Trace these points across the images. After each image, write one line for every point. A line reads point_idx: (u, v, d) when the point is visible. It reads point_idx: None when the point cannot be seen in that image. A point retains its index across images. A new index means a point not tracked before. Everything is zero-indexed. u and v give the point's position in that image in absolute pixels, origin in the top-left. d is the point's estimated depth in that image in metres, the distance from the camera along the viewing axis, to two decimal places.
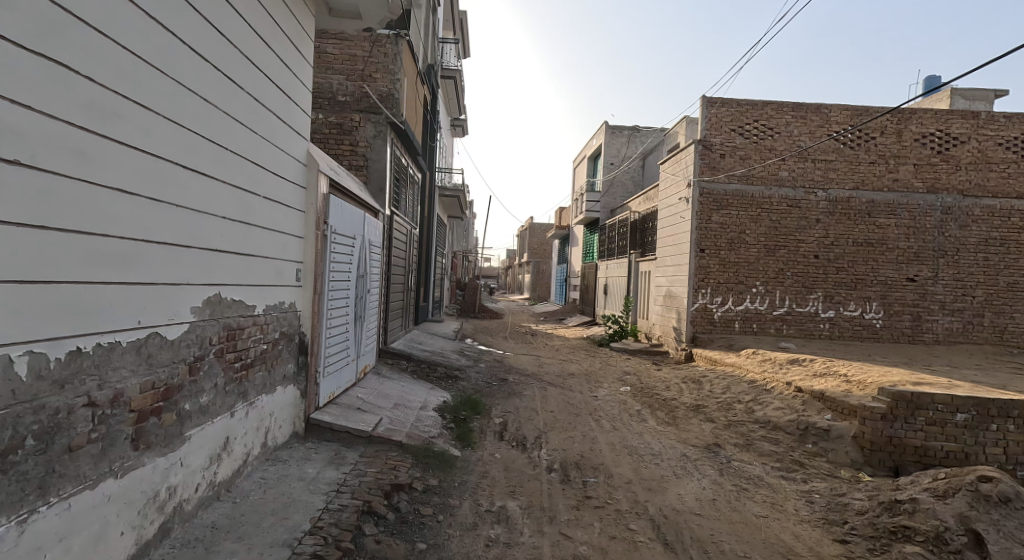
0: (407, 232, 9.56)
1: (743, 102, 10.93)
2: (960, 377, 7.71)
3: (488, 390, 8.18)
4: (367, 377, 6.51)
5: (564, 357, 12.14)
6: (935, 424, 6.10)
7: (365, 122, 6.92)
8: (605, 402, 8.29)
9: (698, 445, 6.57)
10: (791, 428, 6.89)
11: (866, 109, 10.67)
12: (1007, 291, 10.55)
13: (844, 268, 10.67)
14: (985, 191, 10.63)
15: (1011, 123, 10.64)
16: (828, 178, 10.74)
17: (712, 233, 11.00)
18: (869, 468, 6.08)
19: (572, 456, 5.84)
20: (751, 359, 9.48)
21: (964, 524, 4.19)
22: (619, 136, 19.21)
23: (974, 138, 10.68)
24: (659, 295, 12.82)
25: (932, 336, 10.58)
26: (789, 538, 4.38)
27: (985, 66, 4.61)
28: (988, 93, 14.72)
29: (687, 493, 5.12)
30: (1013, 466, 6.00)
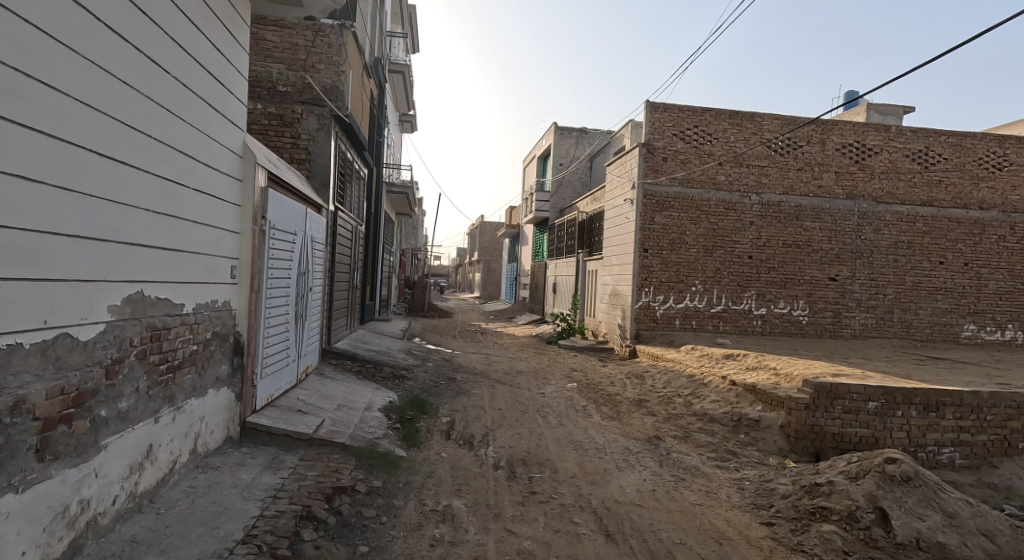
0: (353, 228, 9.37)
1: (684, 108, 11.28)
2: (872, 368, 8.30)
3: (435, 389, 8.14)
4: (309, 378, 6.35)
5: (512, 354, 12.25)
6: (851, 413, 6.54)
7: (307, 114, 6.73)
8: (552, 399, 8.42)
9: (640, 438, 6.79)
10: (725, 420, 7.23)
11: (794, 118, 11.28)
12: (913, 289, 11.46)
13: (775, 268, 11.26)
14: (896, 197, 11.47)
15: (917, 137, 11.52)
16: (761, 183, 11.28)
17: (656, 233, 11.32)
18: (795, 455, 6.45)
19: (519, 452, 5.90)
20: (690, 355, 9.86)
21: (872, 502, 4.53)
22: (567, 137, 19.54)
23: (886, 149, 11.51)
24: (606, 293, 13.10)
25: (851, 332, 11.34)
26: (721, 524, 4.60)
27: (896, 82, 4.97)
28: (899, 108, 15.93)
29: (629, 485, 5.28)
30: (914, 448, 6.51)
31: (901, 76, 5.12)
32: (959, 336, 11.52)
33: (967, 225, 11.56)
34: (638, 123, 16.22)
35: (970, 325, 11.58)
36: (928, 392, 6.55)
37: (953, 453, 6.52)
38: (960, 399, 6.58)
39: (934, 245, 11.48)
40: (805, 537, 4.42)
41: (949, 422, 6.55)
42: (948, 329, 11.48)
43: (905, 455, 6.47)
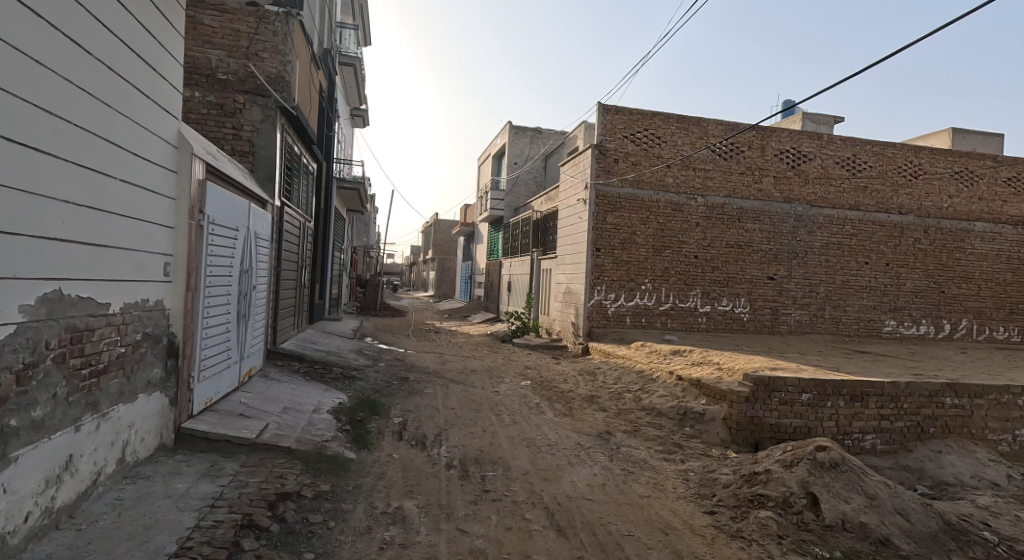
0: (301, 225, 9.11)
1: (634, 110, 11.50)
2: (806, 362, 8.75)
3: (387, 389, 8.01)
4: (253, 380, 6.12)
5: (466, 353, 12.20)
6: (787, 405, 6.86)
7: (250, 105, 6.50)
8: (505, 397, 8.44)
9: (591, 433, 6.90)
10: (672, 414, 7.44)
11: (737, 124, 11.71)
12: (842, 287, 12.20)
13: (718, 268, 11.69)
14: (828, 201, 12.13)
15: (847, 145, 12.23)
16: (706, 186, 11.66)
17: (607, 233, 11.50)
18: (736, 446, 6.72)
19: (472, 451, 5.88)
20: (640, 351, 10.08)
21: (804, 488, 4.78)
22: (521, 136, 19.61)
23: (820, 156, 12.13)
24: (559, 292, 13.24)
25: (787, 327, 11.92)
26: (668, 514, 4.73)
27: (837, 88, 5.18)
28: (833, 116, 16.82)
29: (579, 480, 5.36)
30: (843, 437, 6.89)
31: (841, 79, 5.32)
32: (882, 331, 12.45)
33: (888, 228, 12.43)
34: (590, 124, 16.44)
35: (891, 320, 12.50)
36: (855, 383, 6.95)
37: (876, 439, 6.96)
38: (883, 390, 7.02)
39: (860, 247, 12.28)
40: (744, 523, 4.62)
41: (873, 411, 6.98)
42: (871, 324, 12.37)
43: (834, 442, 6.85)
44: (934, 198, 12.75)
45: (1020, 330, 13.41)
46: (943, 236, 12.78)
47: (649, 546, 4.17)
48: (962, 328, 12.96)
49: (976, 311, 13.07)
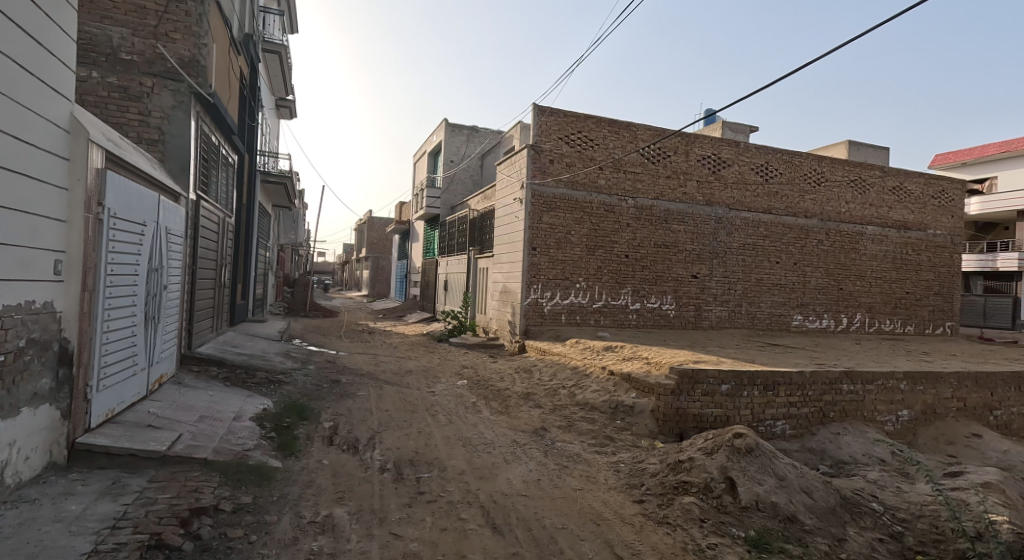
0: (220, 220, 8.62)
1: (568, 112, 11.67)
2: (725, 355, 9.26)
3: (316, 393, 7.72)
4: (164, 388, 5.72)
5: (402, 354, 11.97)
6: (709, 396, 7.22)
7: (159, 90, 6.08)
8: (442, 397, 8.35)
9: (527, 430, 6.96)
10: (604, 407, 7.64)
11: (663, 129, 12.20)
12: (756, 285, 13.08)
13: (647, 267, 12.13)
14: (744, 205, 12.93)
15: (761, 152, 13.13)
16: (636, 188, 12.05)
17: (542, 232, 11.59)
18: (663, 437, 7.00)
19: (406, 453, 5.78)
20: (574, 348, 10.27)
21: (723, 473, 5.05)
22: (458, 134, 19.49)
23: (738, 162, 12.92)
24: (496, 290, 13.25)
25: (709, 323, 12.58)
26: (600, 505, 4.85)
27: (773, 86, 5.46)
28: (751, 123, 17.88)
29: (515, 476, 5.39)
30: (757, 424, 7.34)
31: (761, 88, 5.60)
32: (790, 324, 13.46)
33: (795, 230, 13.50)
34: (526, 124, 16.58)
35: (798, 315, 13.56)
36: (768, 373, 7.43)
37: (785, 424, 7.48)
38: (791, 379, 7.54)
39: (772, 247, 13.21)
40: (670, 509, 4.81)
41: (783, 399, 7.48)
42: (781, 318, 13.34)
43: (751, 429, 7.27)
44: (833, 203, 13.98)
45: (903, 322, 14.95)
46: (841, 238, 14.02)
47: (582, 538, 4.26)
48: (857, 321, 14.27)
49: (868, 306, 14.43)
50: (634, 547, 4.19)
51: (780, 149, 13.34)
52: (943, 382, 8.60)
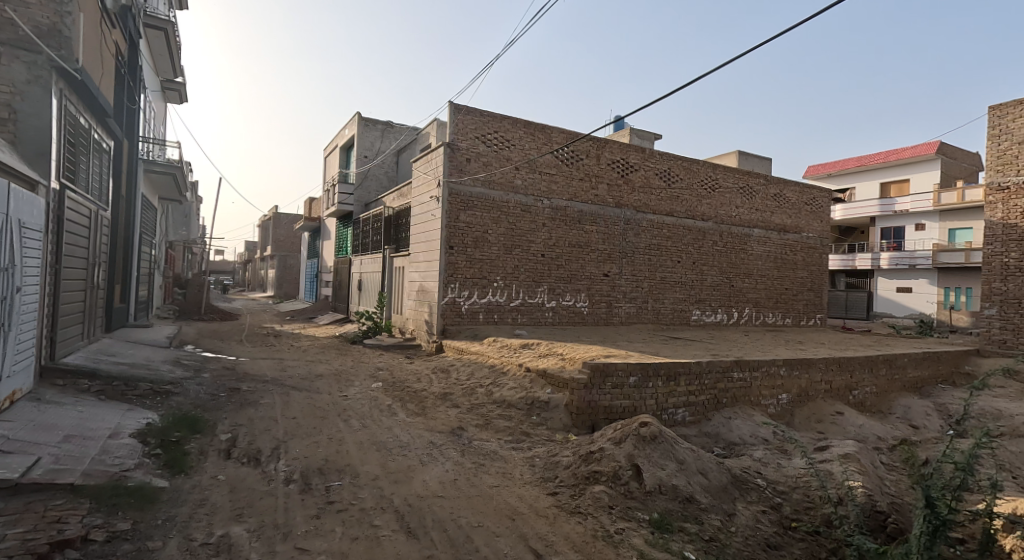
0: (92, 213, 7.69)
1: (484, 112, 11.59)
2: (632, 349, 9.61)
3: (212, 403, 7.08)
4: (18, 407, 4.98)
5: (311, 358, 11.34)
6: (618, 388, 7.43)
7: (11, 61, 5.30)
8: (355, 401, 7.99)
9: (443, 430, 6.80)
10: (520, 404, 7.64)
11: (576, 132, 12.49)
12: (661, 283, 13.77)
13: (562, 266, 12.35)
14: (650, 208, 13.57)
15: (663, 159, 13.85)
16: (551, 189, 12.22)
17: (460, 231, 11.38)
18: (576, 429, 7.12)
19: (315, 462, 5.43)
20: (492, 346, 10.21)
21: (630, 461, 5.22)
22: (372, 128, 18.83)
23: (643, 167, 13.54)
24: (413, 290, 12.91)
25: (619, 319, 13.04)
26: (515, 500, 4.83)
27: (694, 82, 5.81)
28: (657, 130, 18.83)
29: (431, 478, 5.23)
30: (662, 413, 7.68)
31: (682, 84, 5.87)
32: (690, 319, 14.27)
33: (693, 232, 14.37)
34: (443, 122, 16.34)
35: (697, 311, 14.41)
36: (670, 364, 7.78)
37: (685, 412, 7.88)
38: (690, 369, 7.95)
39: (675, 248, 14.01)
40: (581, 499, 4.89)
41: (683, 388, 7.88)
42: (682, 313, 14.10)
43: (655, 418, 7.59)
44: (725, 208, 15.05)
45: (784, 315, 16.32)
46: (732, 239, 15.11)
47: (497, 534, 4.22)
48: (746, 315, 15.42)
49: (755, 301, 15.64)
50: (547, 538, 4.22)
51: (680, 156, 14.16)
52: (813, 367, 9.43)
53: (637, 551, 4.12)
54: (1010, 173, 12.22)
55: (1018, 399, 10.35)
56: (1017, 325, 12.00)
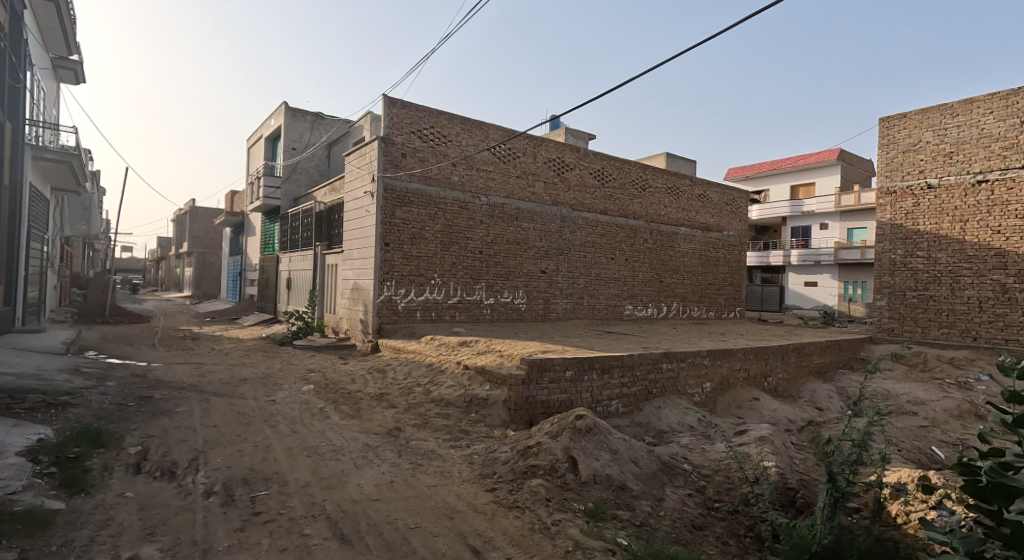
0: None
1: (420, 107, 11.27)
2: (568, 344, 9.66)
3: (118, 414, 6.45)
4: None
5: (234, 362, 10.64)
6: (555, 383, 7.43)
7: None
8: (283, 405, 7.55)
9: (379, 431, 6.54)
10: (458, 402, 7.48)
11: (512, 130, 12.45)
12: (596, 278, 14.02)
13: (500, 263, 12.27)
14: (584, 206, 13.78)
15: (596, 158, 14.08)
16: (488, 186, 12.11)
17: (396, 227, 11.01)
18: (515, 425, 7.03)
19: (239, 471, 5.06)
20: (429, 344, 9.96)
21: (566, 453, 5.23)
22: (300, 119, 17.97)
23: (578, 166, 13.71)
24: (346, 288, 12.43)
25: (556, 315, 13.16)
26: (453, 499, 4.71)
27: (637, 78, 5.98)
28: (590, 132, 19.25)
29: (365, 481, 4.98)
30: (597, 406, 7.77)
31: (623, 81, 6.06)
32: (623, 314, 14.60)
33: (626, 230, 14.72)
34: (377, 115, 15.83)
35: (630, 306, 14.77)
36: (604, 357, 7.89)
37: (619, 403, 8.01)
38: (623, 361, 8.10)
39: (609, 245, 14.29)
40: (519, 493, 4.83)
41: (617, 381, 8.01)
42: (616, 308, 14.40)
43: (591, 411, 7.66)
44: (655, 208, 15.51)
45: (707, 309, 17.01)
46: (661, 238, 15.58)
47: (435, 534, 4.11)
48: (675, 309, 15.97)
49: (682, 296, 16.22)
50: (485, 534, 4.15)
51: (613, 156, 14.45)
52: (734, 357, 9.86)
53: (573, 540, 4.12)
54: (897, 178, 13.26)
55: (904, 380, 11.31)
56: (904, 315, 13.05)
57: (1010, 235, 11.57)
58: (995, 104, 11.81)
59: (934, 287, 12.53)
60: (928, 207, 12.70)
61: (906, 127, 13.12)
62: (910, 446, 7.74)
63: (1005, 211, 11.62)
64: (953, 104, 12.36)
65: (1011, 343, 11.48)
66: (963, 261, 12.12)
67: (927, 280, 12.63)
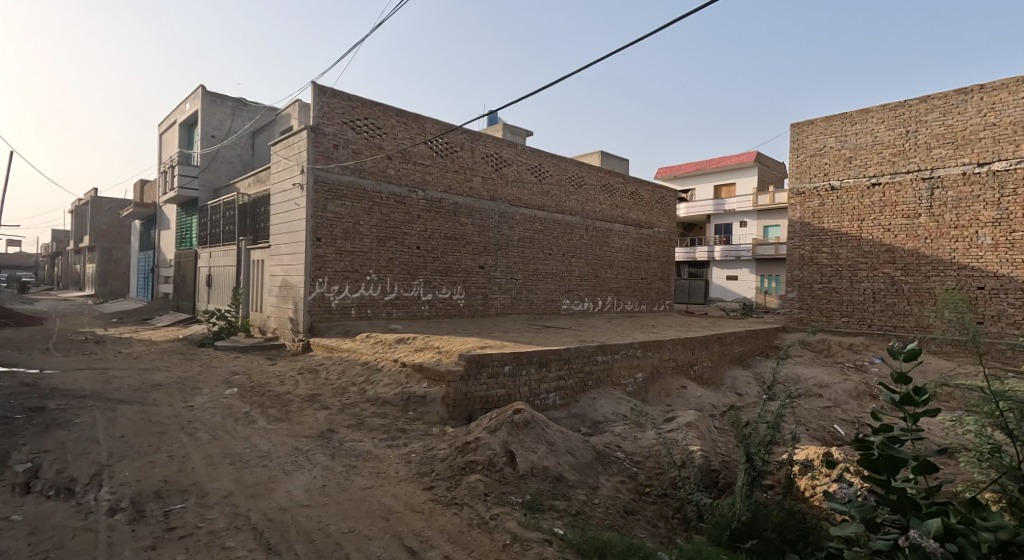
0: None
1: (352, 97, 10.76)
2: (506, 339, 9.54)
3: (4, 429, 5.71)
4: None
5: (145, 366, 9.77)
6: (494, 378, 7.30)
7: None
8: (202, 411, 6.97)
9: (310, 434, 6.16)
10: (395, 400, 7.19)
11: (449, 124, 12.17)
12: (534, 274, 14.02)
13: (438, 258, 12.01)
14: (522, 202, 13.75)
15: (532, 154, 14.07)
16: (426, 180, 11.80)
17: (328, 221, 10.46)
18: (454, 421, 6.83)
19: (151, 484, 4.60)
20: (364, 343, 9.54)
21: (504, 447, 5.11)
22: (220, 105, 16.85)
23: (515, 162, 13.64)
24: (274, 285, 11.75)
25: (495, 310, 13.07)
26: (389, 500, 4.49)
27: (570, 77, 6.08)
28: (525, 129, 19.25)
29: (295, 487, 4.65)
30: (536, 400, 7.71)
31: (572, 72, 5.97)
32: (560, 308, 14.70)
33: (562, 226, 14.81)
34: (306, 104, 15.06)
35: (567, 300, 14.89)
36: (542, 351, 7.83)
37: (557, 396, 7.99)
38: (560, 355, 8.09)
39: (546, 241, 14.35)
40: (457, 490, 4.67)
41: (554, 374, 7.98)
42: (553, 303, 14.48)
43: (529, 405, 7.59)
44: (590, 204, 15.70)
45: (640, 303, 17.44)
46: (596, 234, 15.80)
47: (370, 537, 3.91)
48: (609, 304, 16.26)
49: (617, 290, 16.53)
50: (423, 534, 3.99)
51: (549, 153, 14.48)
52: (663, 348, 10.09)
53: (511, 534, 4.03)
54: (806, 180, 13.98)
55: (812, 364, 12.05)
56: (811, 305, 13.84)
57: (898, 233, 12.52)
58: (886, 114, 12.71)
59: (836, 279, 13.38)
60: (831, 206, 13.54)
61: (812, 133, 13.86)
62: (816, 426, 8.22)
63: (894, 212, 12.58)
64: (852, 113, 13.20)
65: (898, 330, 12.40)
66: (860, 257, 13.02)
67: (830, 273, 13.47)
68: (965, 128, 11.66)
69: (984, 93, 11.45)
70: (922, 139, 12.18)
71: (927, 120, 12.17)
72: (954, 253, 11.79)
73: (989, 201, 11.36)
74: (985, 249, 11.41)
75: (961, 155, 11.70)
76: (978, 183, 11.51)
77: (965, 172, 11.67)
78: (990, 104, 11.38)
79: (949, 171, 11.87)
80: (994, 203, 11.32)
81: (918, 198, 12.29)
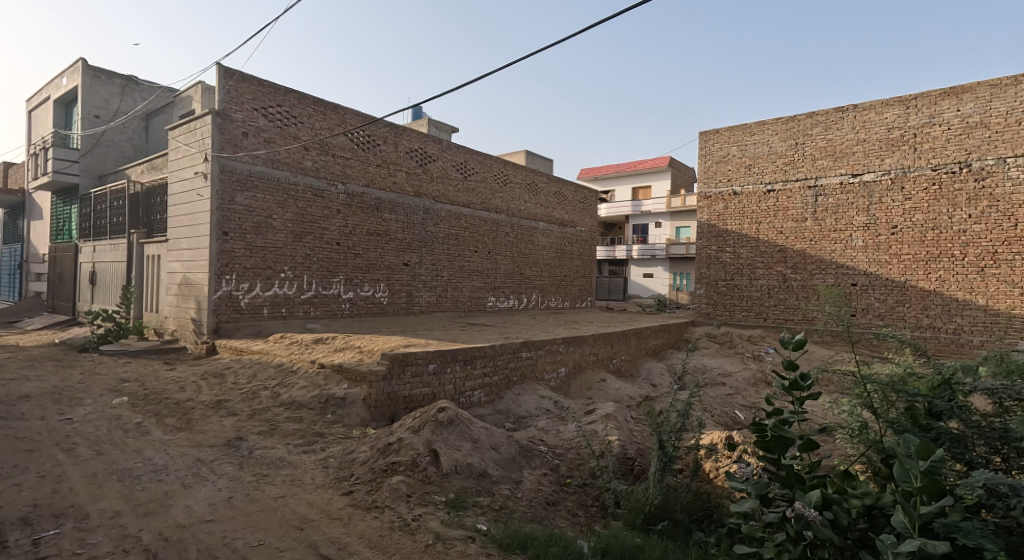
0: None
1: (263, 82, 9.94)
2: (429, 337, 9.18)
3: None
4: None
5: (13, 375, 8.49)
6: (418, 377, 6.96)
7: None
8: (85, 424, 6.10)
9: (215, 444, 5.54)
10: (313, 404, 6.68)
11: (371, 116, 11.60)
12: (457, 271, 13.71)
13: (359, 255, 11.42)
14: (446, 199, 13.39)
15: (457, 151, 13.74)
16: (346, 174, 11.18)
17: (237, 214, 9.59)
18: (375, 423, 6.42)
19: (17, 509, 3.89)
20: (279, 344, 8.84)
21: (428, 447, 4.81)
22: (106, 83, 15.14)
23: (439, 157, 13.26)
24: (173, 283, 10.67)
25: (419, 308, 12.66)
26: (305, 508, 4.07)
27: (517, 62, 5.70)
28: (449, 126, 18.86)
29: (196, 501, 4.11)
30: (460, 399, 7.44)
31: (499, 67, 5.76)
32: (485, 306, 14.50)
33: (487, 223, 14.61)
34: (209, 88, 13.74)
35: (491, 298, 14.71)
36: (467, 349, 7.57)
37: (481, 394, 7.76)
38: (485, 351, 7.87)
39: (471, 238, 14.10)
40: (378, 493, 4.32)
41: (479, 371, 7.75)
42: (477, 301, 14.25)
43: (453, 404, 7.31)
44: (515, 203, 15.62)
45: (563, 300, 17.59)
46: (520, 232, 15.73)
47: (282, 549, 3.52)
48: (533, 301, 16.26)
49: (540, 288, 16.55)
50: (340, 541, 3.64)
51: (473, 150, 14.20)
52: (585, 344, 10.12)
53: (433, 533, 3.76)
54: (712, 184, 14.60)
55: (717, 355, 12.60)
56: (717, 301, 14.49)
57: (788, 234, 13.34)
58: (779, 127, 13.50)
59: (738, 276, 14.08)
60: (734, 210, 14.20)
61: (718, 141, 14.46)
62: (720, 412, 8.58)
63: (786, 215, 13.37)
64: (751, 124, 13.89)
65: (788, 323, 13.23)
66: (758, 256, 13.78)
67: (733, 271, 14.16)
68: (842, 142, 12.59)
69: (858, 111, 12.41)
70: (809, 151, 13.03)
71: (813, 133, 13.04)
72: (834, 253, 12.72)
73: (861, 208, 12.36)
74: (857, 250, 12.41)
75: (839, 166, 12.62)
76: (852, 192, 12.48)
77: (842, 181, 12.60)
78: (862, 121, 12.36)
79: (830, 180, 12.77)
80: (865, 209, 12.34)
81: (805, 204, 13.13)
